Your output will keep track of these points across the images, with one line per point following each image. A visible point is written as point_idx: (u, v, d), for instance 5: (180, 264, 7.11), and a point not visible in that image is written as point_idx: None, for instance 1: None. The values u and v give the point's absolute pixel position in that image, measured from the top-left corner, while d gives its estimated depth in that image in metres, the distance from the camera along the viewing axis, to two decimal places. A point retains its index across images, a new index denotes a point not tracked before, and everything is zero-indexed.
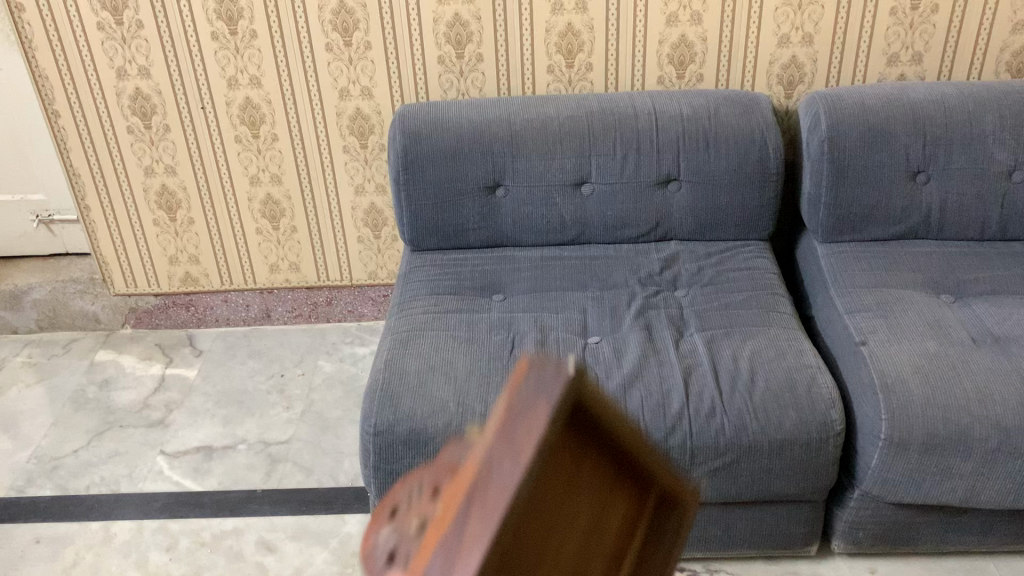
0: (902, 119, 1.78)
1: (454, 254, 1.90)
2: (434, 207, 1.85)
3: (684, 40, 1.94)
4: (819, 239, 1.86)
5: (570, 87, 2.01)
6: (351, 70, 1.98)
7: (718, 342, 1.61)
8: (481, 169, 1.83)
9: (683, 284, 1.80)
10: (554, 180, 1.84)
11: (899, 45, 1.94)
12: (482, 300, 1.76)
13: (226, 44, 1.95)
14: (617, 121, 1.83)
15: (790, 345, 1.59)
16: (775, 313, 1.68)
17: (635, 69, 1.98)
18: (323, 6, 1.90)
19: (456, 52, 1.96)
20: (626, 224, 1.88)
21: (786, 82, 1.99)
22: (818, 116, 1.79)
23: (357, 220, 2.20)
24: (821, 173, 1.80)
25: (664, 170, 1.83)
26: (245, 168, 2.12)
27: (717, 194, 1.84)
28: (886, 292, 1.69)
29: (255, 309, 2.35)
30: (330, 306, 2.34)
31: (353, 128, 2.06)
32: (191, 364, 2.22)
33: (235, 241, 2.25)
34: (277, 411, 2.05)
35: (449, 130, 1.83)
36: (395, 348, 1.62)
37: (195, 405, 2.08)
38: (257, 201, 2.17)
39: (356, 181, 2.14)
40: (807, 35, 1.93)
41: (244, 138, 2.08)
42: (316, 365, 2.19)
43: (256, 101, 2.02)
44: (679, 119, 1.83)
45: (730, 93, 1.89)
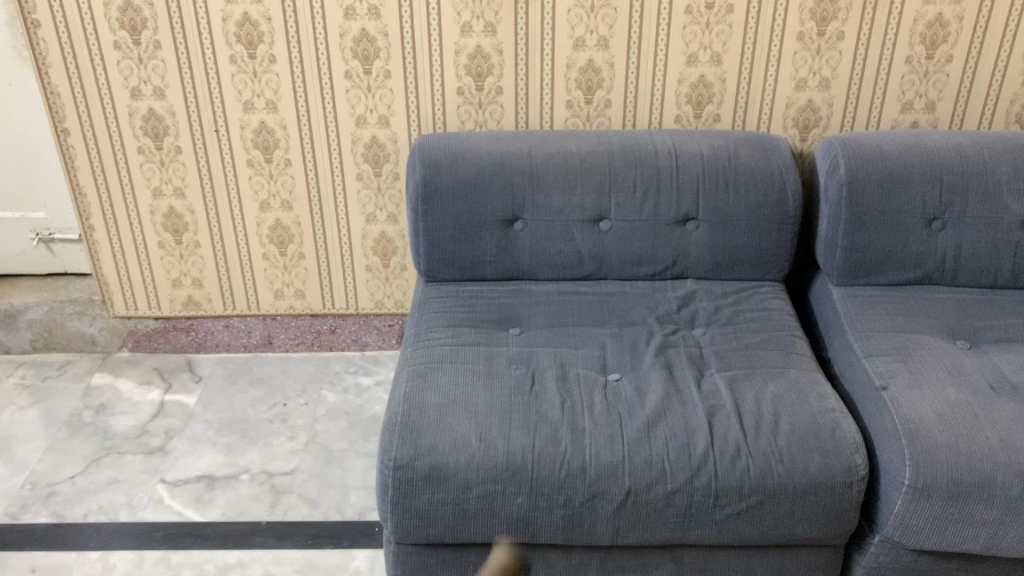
0: (919, 166, 1.80)
1: (469, 286, 1.88)
2: (451, 238, 1.84)
3: (703, 80, 1.95)
4: (834, 282, 1.86)
5: (587, 122, 2.01)
6: (369, 98, 1.97)
7: (741, 382, 1.60)
8: (500, 201, 1.83)
9: (702, 323, 1.78)
10: (572, 216, 1.84)
11: (914, 93, 1.97)
12: (500, 335, 1.74)
13: (245, 69, 1.93)
14: (637, 159, 1.84)
15: (813, 389, 1.58)
16: (794, 355, 1.68)
17: (654, 107, 1.99)
18: (345, 33, 1.89)
19: (475, 84, 1.96)
20: (642, 261, 1.87)
21: (802, 125, 2.01)
22: (837, 161, 1.81)
23: (366, 249, 2.16)
24: (839, 217, 1.81)
25: (683, 209, 1.84)
26: (255, 192, 2.09)
27: (737, 234, 1.84)
28: (903, 337, 1.70)
29: (257, 336, 2.29)
30: (334, 334, 2.28)
31: (368, 156, 2.04)
32: (191, 390, 2.18)
33: (241, 267, 2.19)
34: (280, 441, 2.01)
35: (469, 162, 1.83)
36: (415, 380, 1.59)
37: (195, 433, 2.03)
38: (266, 226, 2.13)
39: (367, 210, 2.11)
40: (824, 80, 1.95)
41: (256, 162, 2.05)
42: (320, 395, 2.15)
43: (271, 126, 2.01)
44: (699, 158, 1.84)
45: (748, 135, 1.90)
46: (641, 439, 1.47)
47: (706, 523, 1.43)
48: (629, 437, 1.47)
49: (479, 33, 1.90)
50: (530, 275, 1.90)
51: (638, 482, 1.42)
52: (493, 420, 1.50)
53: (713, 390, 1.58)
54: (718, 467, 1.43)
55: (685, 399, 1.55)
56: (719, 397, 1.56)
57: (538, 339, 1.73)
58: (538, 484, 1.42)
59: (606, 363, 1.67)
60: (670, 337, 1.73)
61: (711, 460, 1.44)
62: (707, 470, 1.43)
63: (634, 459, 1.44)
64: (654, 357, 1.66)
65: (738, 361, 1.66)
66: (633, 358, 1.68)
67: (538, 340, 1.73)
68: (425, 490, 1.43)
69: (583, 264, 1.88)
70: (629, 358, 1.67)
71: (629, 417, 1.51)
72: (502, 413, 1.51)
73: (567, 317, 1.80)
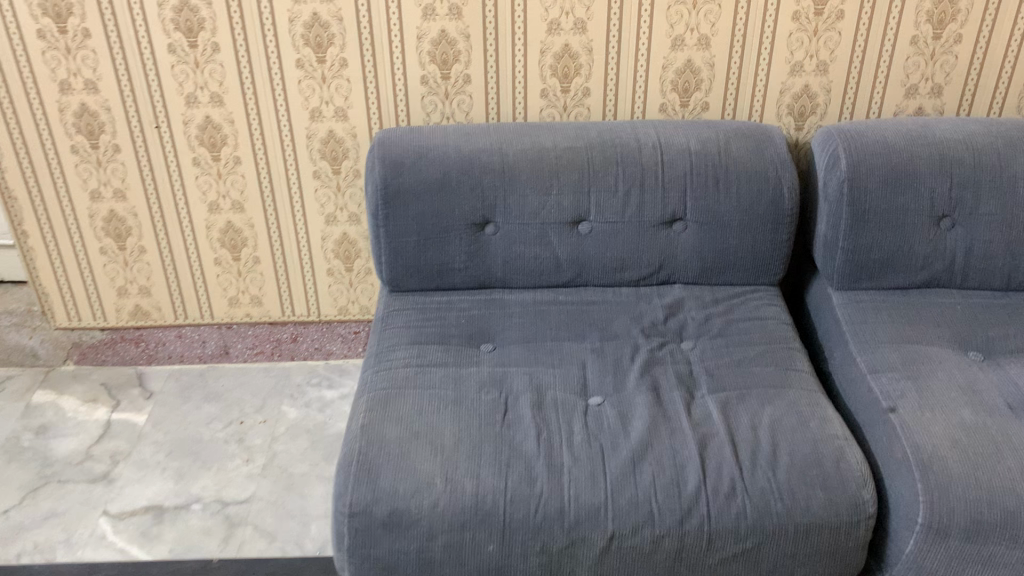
0: (928, 160, 1.64)
1: (438, 296, 1.72)
2: (415, 245, 1.67)
3: (690, 66, 1.78)
4: (834, 286, 1.71)
5: (564, 113, 1.84)
6: (325, 89, 1.79)
7: (734, 407, 1.45)
8: (468, 204, 1.65)
9: (690, 335, 1.63)
10: (549, 218, 1.67)
11: (919, 77, 1.80)
12: (470, 354, 1.58)
13: (186, 59, 1.75)
14: (619, 154, 1.67)
15: (814, 413, 1.43)
16: (792, 371, 1.53)
17: (637, 95, 1.82)
18: (295, 18, 1.71)
19: (441, 72, 1.78)
20: (625, 266, 1.71)
21: (798, 112, 1.84)
22: (837, 154, 1.65)
23: (327, 251, 1.99)
24: (840, 216, 1.65)
25: (669, 209, 1.67)
26: (203, 193, 1.91)
27: (727, 235, 1.69)
28: (911, 349, 1.55)
29: (213, 346, 2.13)
30: (295, 342, 2.12)
31: (325, 152, 1.87)
32: (140, 408, 2.01)
33: (191, 273, 2.02)
34: (236, 465, 1.86)
35: (433, 160, 1.65)
36: (376, 411, 1.44)
37: (144, 457, 1.87)
38: (216, 229, 1.96)
39: (327, 211, 1.94)
40: (822, 64, 1.78)
41: (203, 161, 1.87)
42: (280, 411, 1.99)
43: (217, 121, 1.82)
44: (686, 153, 1.67)
45: (739, 126, 1.73)
46: (625, 476, 1.32)
47: (698, 568, 1.29)
48: (612, 474, 1.32)
49: (443, 16, 1.72)
50: (504, 283, 1.73)
51: (623, 526, 1.27)
52: (460, 457, 1.34)
53: (704, 417, 1.43)
54: (711, 507, 1.29)
55: (673, 428, 1.40)
56: (711, 424, 1.41)
57: (512, 357, 1.57)
58: (511, 531, 1.27)
59: (586, 384, 1.52)
60: (657, 353, 1.58)
61: (703, 499, 1.29)
62: (698, 511, 1.28)
63: (618, 501, 1.29)
64: (639, 378, 1.51)
65: (731, 380, 1.51)
66: (616, 378, 1.52)
67: (511, 358, 1.57)
68: (385, 538, 1.28)
69: (561, 270, 1.72)
70: (612, 378, 1.52)
71: (610, 451, 1.36)
72: (471, 448, 1.36)
73: (543, 331, 1.63)
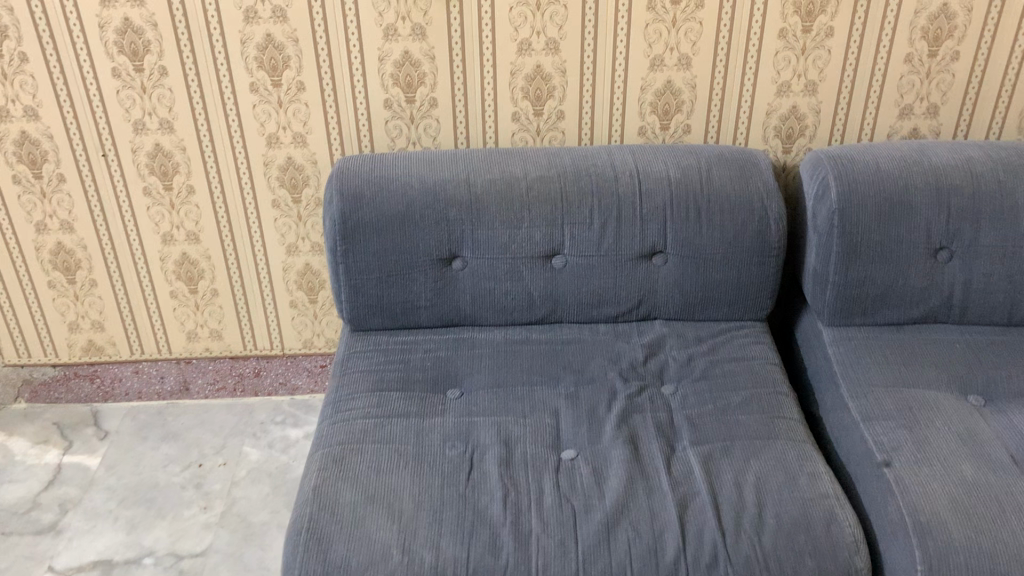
0: (924, 188, 1.53)
1: (402, 336, 1.61)
2: (377, 283, 1.56)
3: (670, 87, 1.67)
4: (824, 322, 1.61)
5: (538, 137, 1.73)
6: (281, 114, 1.68)
7: (717, 462, 1.34)
8: (433, 239, 1.54)
9: (672, 378, 1.52)
10: (521, 253, 1.56)
11: (914, 97, 1.70)
12: (435, 402, 1.47)
13: (131, 83, 1.63)
14: (594, 183, 1.56)
15: (803, 468, 1.33)
16: (780, 419, 1.43)
17: (614, 118, 1.71)
18: (247, 40, 1.59)
19: (405, 96, 1.67)
20: (603, 302, 1.60)
21: (785, 134, 1.74)
22: (827, 183, 1.54)
23: (289, 283, 1.89)
24: (830, 248, 1.55)
25: (648, 242, 1.56)
26: (155, 224, 1.80)
27: (711, 269, 1.58)
28: (906, 393, 1.45)
29: (171, 382, 2.01)
30: (258, 377, 2.01)
31: (283, 180, 1.75)
32: (94, 450, 1.90)
33: (146, 307, 1.91)
34: (192, 513, 1.75)
35: (395, 192, 1.54)
36: (331, 472, 1.33)
37: (95, 505, 1.76)
38: (171, 261, 1.85)
39: (288, 241, 1.83)
40: (810, 84, 1.68)
41: (154, 191, 1.76)
42: (241, 453, 1.88)
43: (168, 149, 1.71)
44: (666, 182, 1.56)
45: (723, 151, 1.62)
46: (599, 544, 1.22)
47: None
48: (584, 543, 1.22)
49: (406, 36, 1.61)
50: (473, 321, 1.62)
51: None
52: (418, 524, 1.24)
53: (685, 474, 1.32)
54: None
55: (651, 488, 1.30)
56: (692, 482, 1.31)
57: (480, 406, 1.46)
58: None
59: (559, 436, 1.41)
60: (635, 399, 1.47)
61: (683, 570, 1.19)
62: None
63: (590, 573, 1.19)
64: (615, 429, 1.40)
65: (714, 430, 1.40)
66: (591, 429, 1.42)
67: (479, 407, 1.46)
68: None
69: (534, 308, 1.61)
70: (587, 429, 1.41)
71: (583, 514, 1.26)
72: (431, 513, 1.26)
73: (515, 374, 1.52)
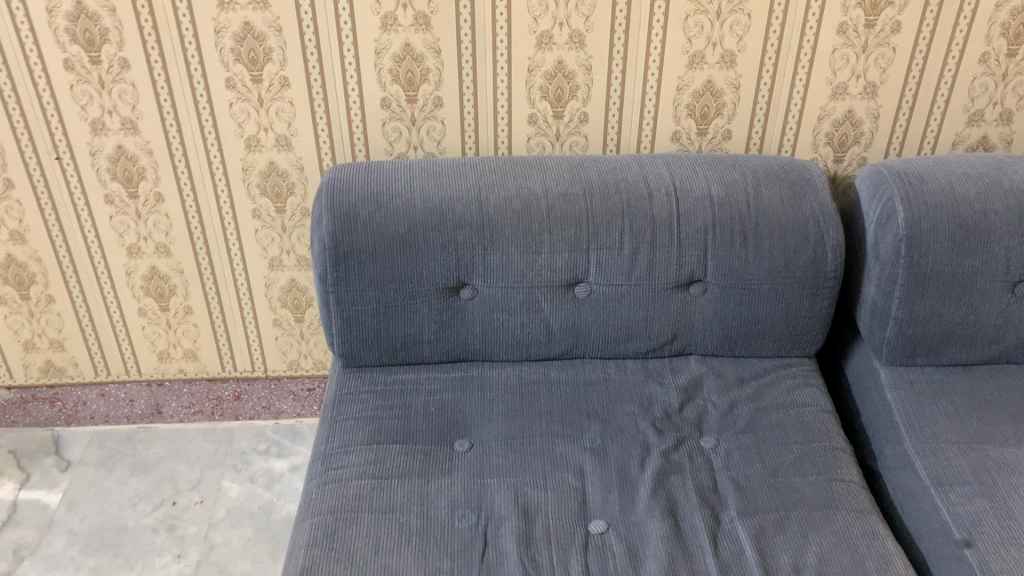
0: (1005, 214, 1.33)
1: (402, 374, 1.41)
2: (374, 315, 1.36)
3: (710, 87, 1.46)
4: (881, 360, 1.42)
5: (556, 143, 1.52)
6: (262, 114, 1.45)
7: (771, 540, 1.16)
8: (439, 266, 1.33)
9: (711, 429, 1.34)
10: (540, 280, 1.35)
11: (986, 101, 1.49)
12: (441, 456, 1.28)
13: (87, 77, 1.39)
14: (626, 202, 1.35)
15: (871, 547, 1.15)
16: (839, 483, 1.24)
17: (645, 122, 1.50)
18: (222, 28, 1.36)
19: (406, 94, 1.45)
20: (631, 337, 1.41)
21: (838, 142, 1.53)
22: (893, 206, 1.34)
23: (273, 301, 1.68)
24: (893, 280, 1.35)
25: (686, 270, 1.36)
26: (120, 235, 1.58)
27: (755, 301, 1.38)
28: (982, 451, 1.27)
29: (141, 405, 1.82)
30: (238, 401, 1.83)
31: (265, 188, 1.54)
32: (54, 483, 1.70)
33: (111, 324, 1.70)
34: (164, 562, 1.55)
35: (395, 211, 1.32)
36: (321, 552, 1.14)
37: (54, 552, 1.56)
38: (138, 275, 1.63)
39: (270, 254, 1.62)
40: (870, 85, 1.47)
41: (116, 198, 1.53)
42: (220, 489, 1.69)
43: (132, 151, 1.48)
44: (708, 201, 1.35)
45: (771, 164, 1.41)
46: None
47: None
48: None
49: (408, 27, 1.38)
50: (483, 356, 1.43)
51: None
52: None
53: (735, 557, 1.14)
54: None
55: None
56: (744, 567, 1.12)
57: (494, 462, 1.27)
58: None
59: (585, 503, 1.22)
60: (672, 456, 1.29)
61: None
62: None
63: None
64: (651, 497, 1.22)
65: (765, 497, 1.22)
66: (623, 494, 1.23)
67: (492, 464, 1.27)
68: None
69: (553, 342, 1.41)
70: (618, 495, 1.22)
71: None
72: None
73: (532, 423, 1.33)
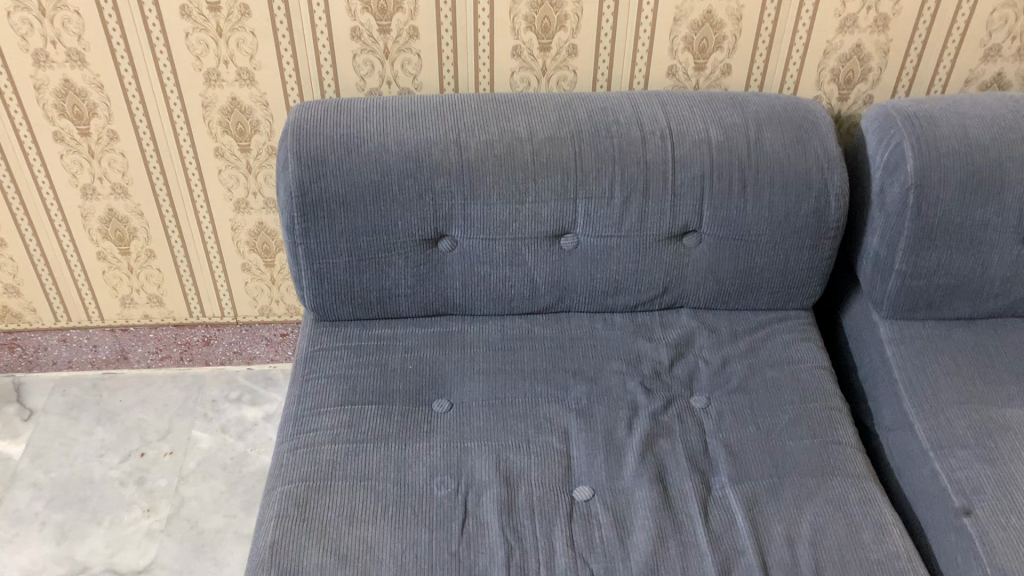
0: (1020, 162, 1.25)
1: (377, 329, 1.34)
2: (346, 267, 1.27)
3: (710, 18, 1.34)
4: (881, 314, 1.36)
5: (543, 77, 1.41)
6: (222, 45, 1.33)
7: (763, 508, 1.11)
8: (415, 215, 1.24)
9: (702, 388, 1.28)
10: (524, 232, 1.27)
11: (1004, 35, 1.38)
12: (419, 418, 1.21)
13: (26, 3, 1.26)
14: (617, 146, 1.25)
15: (867, 516, 1.10)
16: (835, 446, 1.19)
17: (639, 56, 1.38)
18: None
19: (378, 24, 1.32)
20: (620, 290, 1.34)
21: (843, 79, 1.43)
22: (902, 151, 1.25)
23: (241, 244, 1.59)
24: (899, 231, 1.28)
25: (680, 220, 1.28)
26: (72, 175, 1.47)
27: (751, 253, 1.31)
28: (984, 412, 1.21)
29: (107, 350, 1.73)
30: (209, 346, 1.75)
31: (228, 125, 1.42)
32: (17, 434, 1.63)
33: (69, 269, 1.60)
34: (134, 517, 1.49)
35: (367, 156, 1.22)
36: (292, 524, 1.07)
37: (18, 507, 1.50)
38: (95, 218, 1.53)
39: (236, 196, 1.52)
40: (881, 18, 1.36)
41: (66, 136, 1.41)
42: (190, 439, 1.63)
43: (80, 85, 1.36)
44: (705, 145, 1.26)
45: (771, 103, 1.31)
46: None
47: None
48: None
49: None
50: (464, 309, 1.35)
51: None
52: None
53: (726, 526, 1.09)
54: None
55: (686, 546, 1.06)
56: (735, 538, 1.07)
57: (474, 424, 1.21)
58: None
59: (570, 468, 1.16)
60: (661, 417, 1.22)
61: None
62: None
63: None
64: (639, 461, 1.16)
65: (758, 462, 1.17)
66: (609, 459, 1.17)
67: (473, 426, 1.20)
68: None
69: (538, 295, 1.34)
70: (605, 460, 1.16)
71: None
72: None
73: (515, 382, 1.27)
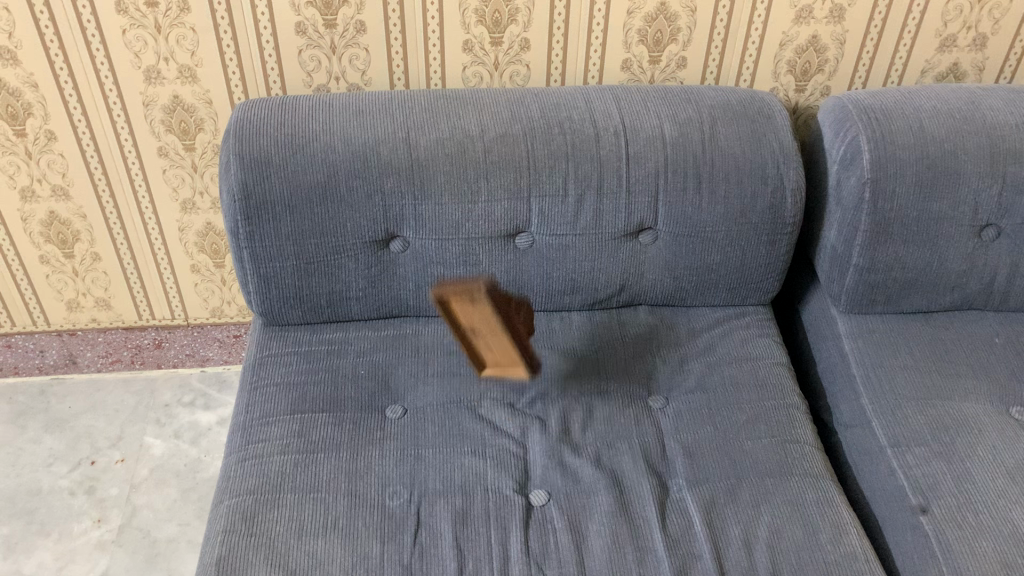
0: (975, 155, 1.24)
1: (329, 334, 1.31)
2: (295, 271, 1.24)
3: (664, 10, 1.32)
4: (840, 308, 1.35)
5: (495, 72, 1.37)
6: (161, 43, 1.28)
7: (721, 511, 1.09)
8: (364, 216, 1.21)
9: (660, 387, 1.26)
10: (477, 232, 1.24)
11: (959, 25, 1.37)
12: (371, 425, 1.18)
13: None
14: (570, 143, 1.22)
15: (824, 517, 1.09)
16: (793, 445, 1.18)
17: (592, 50, 1.36)
18: None
19: (324, 18, 1.28)
20: (577, 289, 1.32)
21: (800, 71, 1.41)
22: (858, 145, 1.24)
23: (189, 246, 1.56)
24: (855, 226, 1.26)
25: (635, 218, 1.26)
26: (10, 177, 1.41)
27: (708, 249, 1.29)
28: (941, 408, 1.21)
29: (54, 355, 1.70)
30: (160, 349, 1.72)
31: (171, 124, 1.38)
32: None
33: (11, 273, 1.57)
34: (83, 528, 1.45)
35: (313, 157, 1.18)
36: (240, 539, 1.03)
37: None
38: (36, 221, 1.48)
39: (183, 196, 1.48)
40: (837, 9, 1.34)
41: (1, 138, 1.36)
42: (142, 445, 1.59)
43: (14, 85, 1.30)
44: (660, 142, 1.24)
45: (726, 97, 1.29)
46: None
47: None
48: None
49: None
50: (417, 310, 1.33)
51: None
52: None
53: (683, 530, 1.07)
54: None
55: (643, 551, 1.04)
56: (693, 542, 1.06)
57: (429, 429, 1.18)
58: None
59: (527, 473, 1.14)
60: (618, 419, 1.21)
61: None
62: None
63: None
64: (596, 465, 1.14)
65: (715, 463, 1.15)
66: (566, 462, 1.15)
67: (427, 432, 1.18)
68: None
69: None
70: (561, 464, 1.14)
71: None
72: None
73: (470, 386, 1.24)
